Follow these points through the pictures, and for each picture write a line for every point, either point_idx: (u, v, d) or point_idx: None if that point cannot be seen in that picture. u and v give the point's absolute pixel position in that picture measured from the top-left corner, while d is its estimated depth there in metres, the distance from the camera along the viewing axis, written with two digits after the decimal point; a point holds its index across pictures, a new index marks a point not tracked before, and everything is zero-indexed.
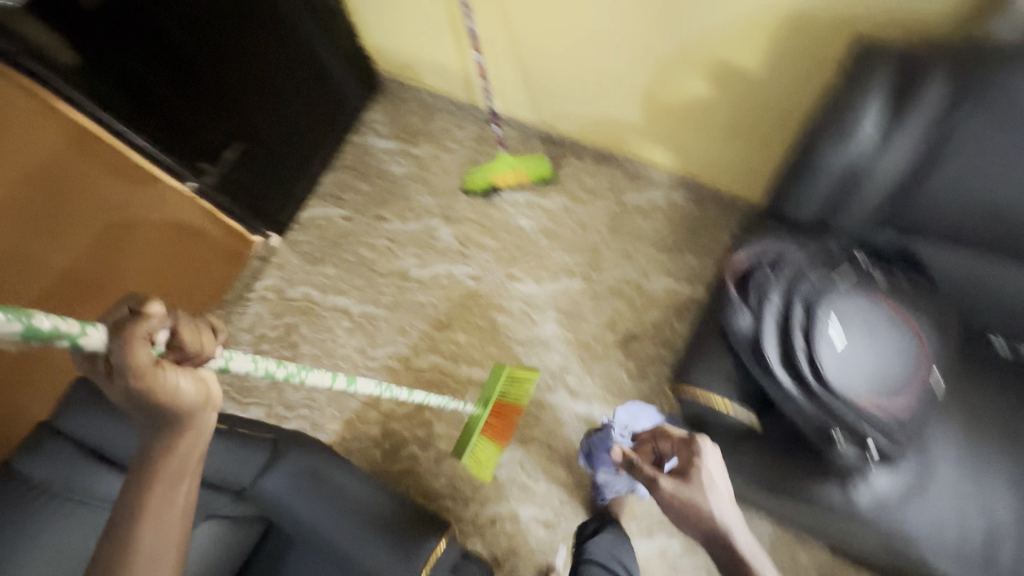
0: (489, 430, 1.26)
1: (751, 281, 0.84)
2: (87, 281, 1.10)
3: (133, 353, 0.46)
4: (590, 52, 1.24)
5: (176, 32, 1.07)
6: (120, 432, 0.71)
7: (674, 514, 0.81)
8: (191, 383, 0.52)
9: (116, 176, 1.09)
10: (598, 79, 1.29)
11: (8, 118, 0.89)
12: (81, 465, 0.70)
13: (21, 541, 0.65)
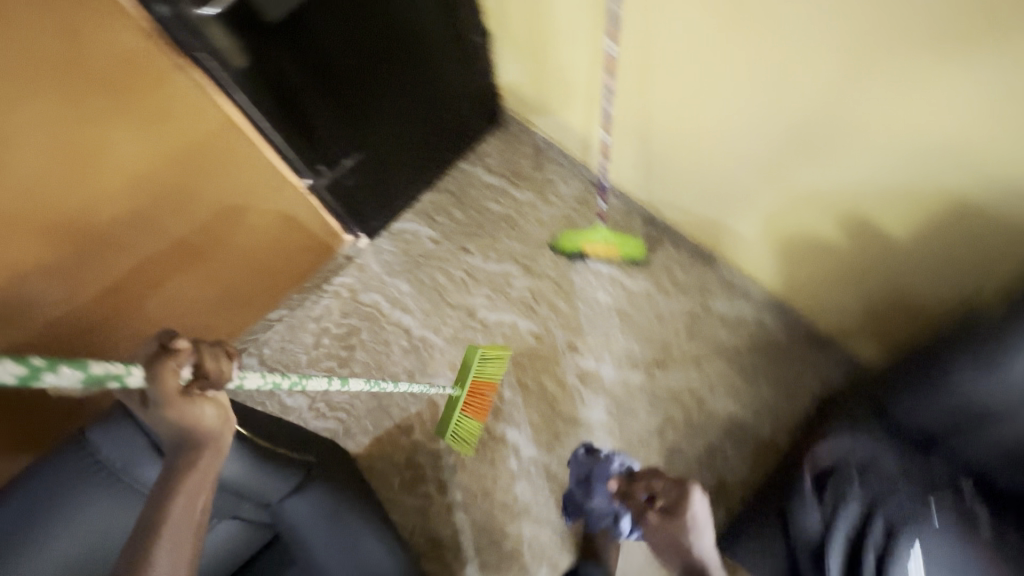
0: (472, 410, 1.33)
1: (831, 483, 0.94)
2: (194, 248, 1.20)
3: (164, 384, 0.57)
4: (722, 158, 1.19)
5: (334, 51, 1.14)
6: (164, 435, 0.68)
7: (662, 542, 0.94)
8: (214, 409, 0.63)
9: (249, 164, 1.17)
10: (722, 184, 1.25)
11: (172, 105, 0.97)
12: (140, 451, 0.71)
13: (77, 506, 0.70)
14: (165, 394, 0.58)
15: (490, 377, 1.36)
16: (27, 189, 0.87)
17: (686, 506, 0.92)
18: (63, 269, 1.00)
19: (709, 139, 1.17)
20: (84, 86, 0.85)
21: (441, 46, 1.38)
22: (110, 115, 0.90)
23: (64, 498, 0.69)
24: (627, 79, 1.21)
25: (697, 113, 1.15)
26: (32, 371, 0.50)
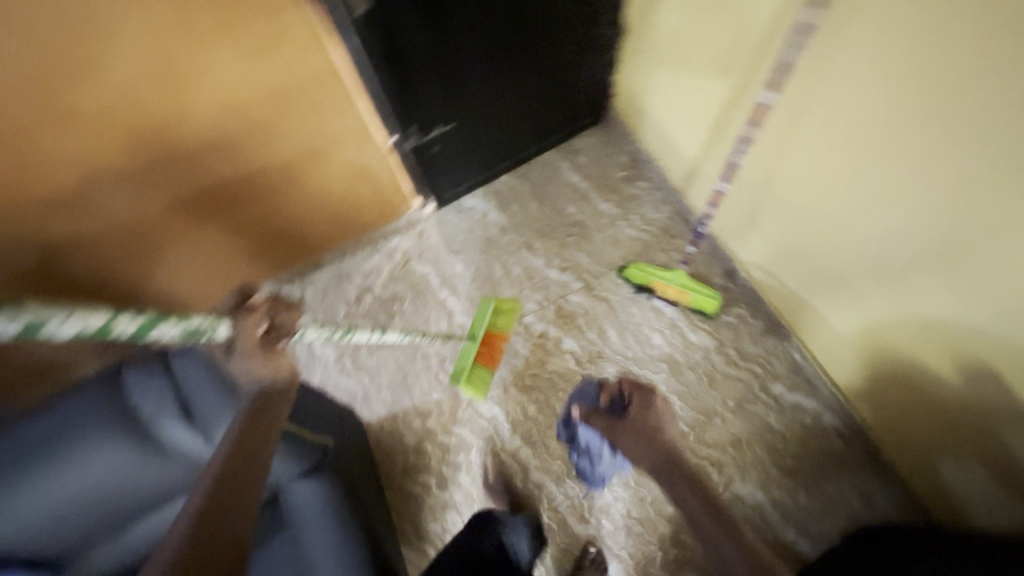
0: (483, 358, 1.36)
1: None
2: (267, 184, 1.17)
3: (248, 336, 0.70)
4: (843, 247, 1.05)
5: (459, 15, 1.05)
6: (213, 399, 0.76)
7: (632, 431, 1.11)
8: (287, 362, 0.76)
9: (341, 114, 1.11)
10: (833, 271, 1.11)
11: (282, 42, 0.90)
12: (168, 405, 0.75)
13: (86, 439, 0.71)
14: (248, 344, 0.70)
15: (504, 326, 1.39)
16: (117, 98, 0.84)
17: (652, 402, 1.15)
18: (138, 180, 0.98)
19: (824, 215, 1.05)
20: (197, 8, 0.78)
21: (570, 31, 1.25)
22: (214, 42, 0.84)
23: (77, 427, 0.72)
24: (769, 131, 1.07)
25: (819, 190, 1.03)
26: (144, 326, 0.62)
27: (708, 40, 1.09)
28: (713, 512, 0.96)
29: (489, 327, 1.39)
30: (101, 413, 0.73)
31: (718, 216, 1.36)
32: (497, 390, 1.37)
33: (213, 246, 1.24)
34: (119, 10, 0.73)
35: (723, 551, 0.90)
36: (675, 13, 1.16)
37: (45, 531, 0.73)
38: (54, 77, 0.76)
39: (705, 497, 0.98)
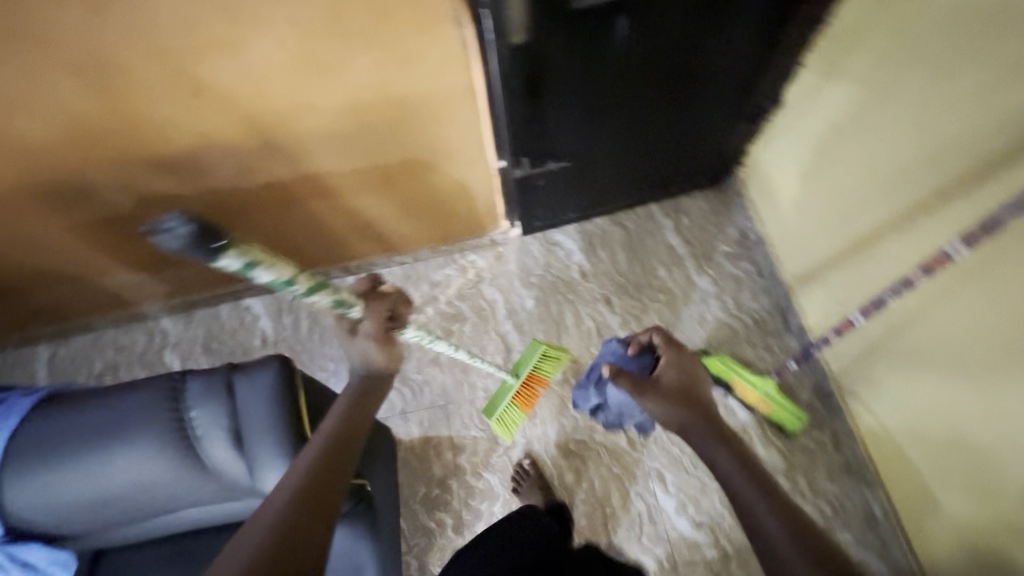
0: (519, 398, 1.25)
1: None
2: (366, 181, 1.11)
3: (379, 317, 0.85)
4: (975, 429, 0.88)
5: (613, 59, 0.95)
6: (270, 440, 0.65)
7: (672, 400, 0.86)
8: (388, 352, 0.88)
9: (462, 133, 1.04)
10: (952, 449, 0.94)
11: (423, 51, 0.82)
12: (219, 434, 0.65)
13: (135, 445, 0.65)
14: (375, 326, 0.85)
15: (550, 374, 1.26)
16: (250, 78, 0.80)
17: (685, 358, 0.92)
18: (246, 152, 0.95)
19: (957, 390, 0.90)
20: (357, 7, 0.73)
21: (722, 91, 1.13)
22: (363, 43, 0.78)
23: (128, 431, 0.65)
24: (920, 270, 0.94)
25: (963, 355, 0.87)
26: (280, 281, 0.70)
27: (886, 148, 0.95)
28: (756, 490, 0.72)
29: (534, 369, 1.26)
30: (148, 422, 0.65)
31: (833, 344, 1.21)
32: (538, 445, 1.28)
33: (296, 224, 1.20)
34: None
35: (771, 532, 0.66)
36: (851, 106, 1.01)
37: (76, 518, 0.69)
38: (198, 45, 0.73)
39: (746, 468, 0.75)
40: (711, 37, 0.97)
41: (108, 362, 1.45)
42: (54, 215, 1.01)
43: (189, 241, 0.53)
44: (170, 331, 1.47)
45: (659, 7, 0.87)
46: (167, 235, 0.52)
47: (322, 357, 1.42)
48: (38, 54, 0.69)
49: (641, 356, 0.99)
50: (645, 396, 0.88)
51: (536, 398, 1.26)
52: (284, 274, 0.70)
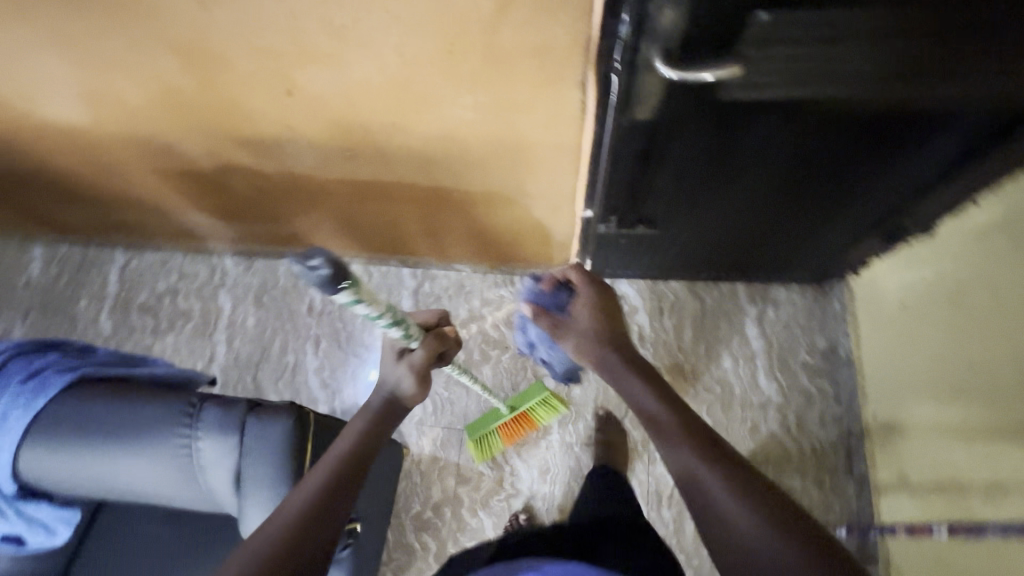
0: (504, 430, 1.26)
1: None
2: (441, 199, 1.04)
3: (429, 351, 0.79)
4: None
5: (746, 152, 0.81)
6: (267, 493, 0.63)
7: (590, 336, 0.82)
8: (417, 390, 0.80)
9: (554, 182, 0.94)
10: None
11: (535, 105, 0.72)
12: (222, 470, 0.64)
13: (141, 454, 0.64)
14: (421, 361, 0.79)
15: (540, 419, 1.27)
16: (346, 91, 0.74)
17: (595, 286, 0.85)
18: (328, 149, 0.91)
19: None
20: (472, 51, 0.64)
21: (861, 203, 0.96)
22: (471, 83, 0.70)
23: (138, 439, 0.64)
24: None
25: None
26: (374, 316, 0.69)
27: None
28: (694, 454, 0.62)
29: (528, 410, 1.26)
30: (155, 443, 0.64)
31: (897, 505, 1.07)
32: (541, 503, 1.23)
33: (364, 216, 1.16)
34: (394, 24, 0.61)
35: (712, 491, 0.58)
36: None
37: (74, 492, 0.70)
38: (299, 53, 0.67)
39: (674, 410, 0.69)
40: (871, 151, 0.81)
41: (170, 286, 1.51)
42: (142, 159, 1.02)
43: (324, 282, 0.59)
44: (229, 271, 1.51)
45: (819, 116, 0.72)
46: (307, 270, 0.59)
47: (359, 342, 1.42)
48: (145, 29, 0.67)
49: (556, 292, 0.86)
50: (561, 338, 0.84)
51: (523, 433, 1.27)
52: (379, 309, 0.68)
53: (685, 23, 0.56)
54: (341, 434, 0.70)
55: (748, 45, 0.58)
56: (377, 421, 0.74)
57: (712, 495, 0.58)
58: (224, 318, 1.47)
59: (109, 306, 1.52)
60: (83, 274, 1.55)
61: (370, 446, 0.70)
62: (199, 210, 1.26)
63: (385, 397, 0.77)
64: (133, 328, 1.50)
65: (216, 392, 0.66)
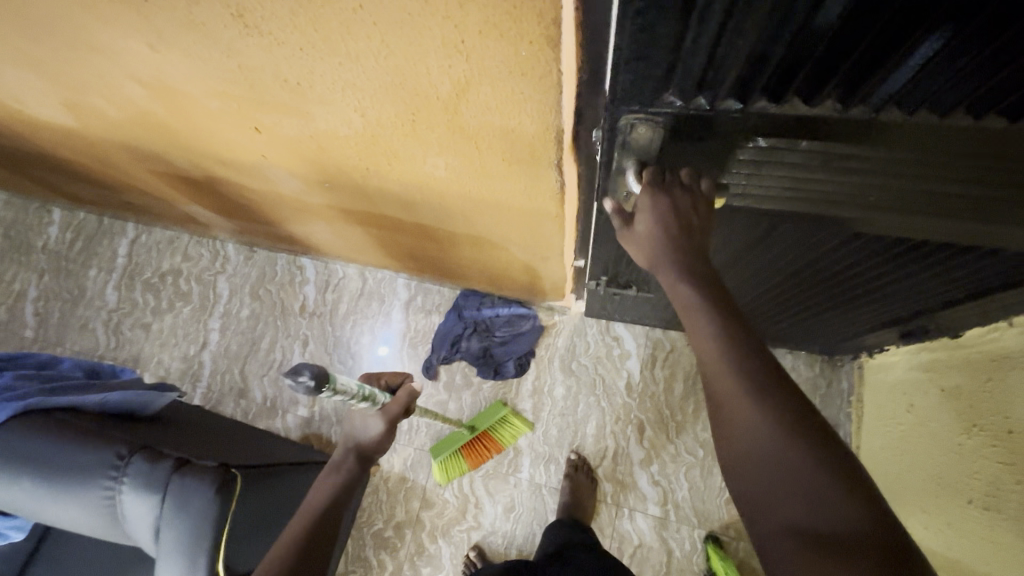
0: (466, 451, 1.24)
1: None
2: (427, 232, 1.00)
3: (395, 406, 0.84)
4: None
5: (746, 248, 0.74)
6: (179, 561, 0.63)
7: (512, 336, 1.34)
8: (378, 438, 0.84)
9: (540, 239, 0.87)
10: None
11: (509, 177, 0.66)
12: (143, 530, 0.64)
13: (65, 503, 0.65)
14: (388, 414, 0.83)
15: (502, 439, 1.26)
16: (313, 136, 0.69)
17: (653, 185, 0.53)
18: (307, 178, 0.87)
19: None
20: (434, 123, 0.58)
21: (880, 300, 0.86)
22: (438, 147, 0.64)
23: (63, 489, 0.65)
24: None
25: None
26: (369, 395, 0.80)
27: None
28: (744, 390, 0.44)
29: (490, 429, 1.25)
30: (78, 494, 0.64)
31: None
32: (499, 541, 1.22)
33: (353, 232, 1.13)
34: (347, 88, 0.55)
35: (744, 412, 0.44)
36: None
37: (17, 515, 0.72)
38: (261, 101, 0.63)
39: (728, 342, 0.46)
40: (885, 263, 0.71)
41: (173, 266, 1.54)
42: (133, 160, 1.01)
43: (312, 391, 0.64)
44: (230, 259, 1.52)
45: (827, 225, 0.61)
46: (296, 381, 0.63)
47: (345, 348, 1.41)
48: (103, 61, 0.63)
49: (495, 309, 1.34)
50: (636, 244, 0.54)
51: (488, 457, 1.26)
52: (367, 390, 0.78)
53: (663, 139, 0.51)
54: (315, 491, 0.80)
55: (738, 167, 0.53)
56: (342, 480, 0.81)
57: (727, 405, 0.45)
58: (220, 305, 1.49)
59: (116, 278, 1.57)
60: (95, 243, 1.60)
61: (337, 508, 0.78)
62: (197, 204, 1.25)
63: (351, 450, 0.83)
64: (137, 303, 1.54)
65: (145, 451, 0.66)
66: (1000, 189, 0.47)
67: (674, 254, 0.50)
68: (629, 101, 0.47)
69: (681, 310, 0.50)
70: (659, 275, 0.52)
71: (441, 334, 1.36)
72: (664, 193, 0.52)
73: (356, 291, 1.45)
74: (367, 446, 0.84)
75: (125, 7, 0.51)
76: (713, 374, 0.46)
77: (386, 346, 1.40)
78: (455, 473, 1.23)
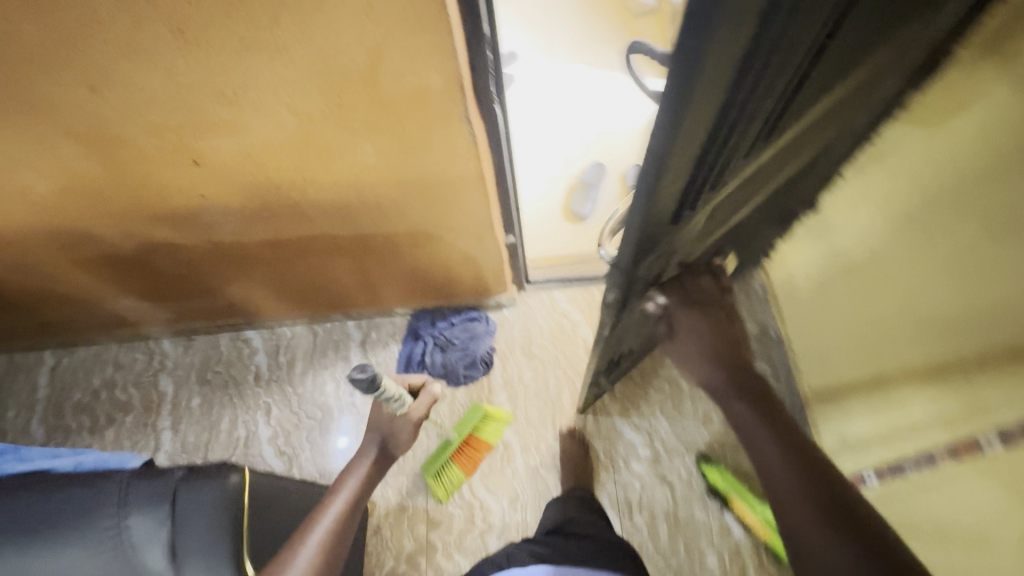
0: (459, 458, 1.26)
1: None
2: (369, 246, 1.09)
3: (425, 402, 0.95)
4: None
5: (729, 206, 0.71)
6: (208, 559, 0.61)
7: (474, 338, 1.39)
8: (408, 434, 0.92)
9: (471, 215, 0.99)
10: None
11: (431, 146, 0.78)
12: (157, 547, 0.62)
13: (63, 548, 0.61)
14: (417, 411, 0.93)
15: (489, 438, 1.29)
16: (250, 154, 0.78)
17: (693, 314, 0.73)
18: (246, 213, 0.93)
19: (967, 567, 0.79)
20: (358, 103, 0.69)
21: (762, 222, 1.03)
22: (365, 131, 0.75)
23: (59, 533, 0.61)
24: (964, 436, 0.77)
25: (969, 530, 0.77)
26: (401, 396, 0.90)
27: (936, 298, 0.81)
28: (821, 521, 0.51)
29: (473, 430, 1.28)
30: (79, 531, 0.61)
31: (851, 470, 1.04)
32: (515, 533, 1.22)
33: (296, 273, 1.19)
34: (279, 86, 0.66)
35: (822, 539, 0.51)
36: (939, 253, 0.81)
37: None
38: (199, 124, 0.71)
39: (801, 467, 0.56)
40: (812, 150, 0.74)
41: (105, 379, 1.46)
42: (57, 250, 1.01)
43: (369, 384, 0.78)
44: (169, 353, 1.48)
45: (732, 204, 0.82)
46: (359, 374, 0.77)
47: (311, 403, 1.39)
48: (39, 121, 0.69)
49: (456, 320, 1.41)
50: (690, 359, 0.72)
51: (479, 458, 1.28)
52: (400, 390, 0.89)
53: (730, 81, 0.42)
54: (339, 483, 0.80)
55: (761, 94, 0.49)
56: (368, 472, 0.83)
57: (806, 533, 0.52)
58: (167, 403, 1.43)
59: (39, 412, 1.44)
60: (9, 382, 1.48)
61: (357, 504, 0.79)
62: (127, 294, 1.24)
63: (379, 443, 0.87)
64: (68, 430, 1.42)
65: (142, 468, 0.66)
66: (822, 131, 0.71)
67: (715, 364, 0.69)
68: (650, 242, 0.61)
69: (744, 435, 0.62)
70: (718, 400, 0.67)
71: (406, 355, 1.39)
72: (699, 311, 0.73)
73: (307, 345, 1.45)
74: (391, 441, 0.89)
75: (71, 49, 0.59)
76: (787, 502, 0.54)
77: (346, 437, 1.36)
78: (452, 484, 1.24)
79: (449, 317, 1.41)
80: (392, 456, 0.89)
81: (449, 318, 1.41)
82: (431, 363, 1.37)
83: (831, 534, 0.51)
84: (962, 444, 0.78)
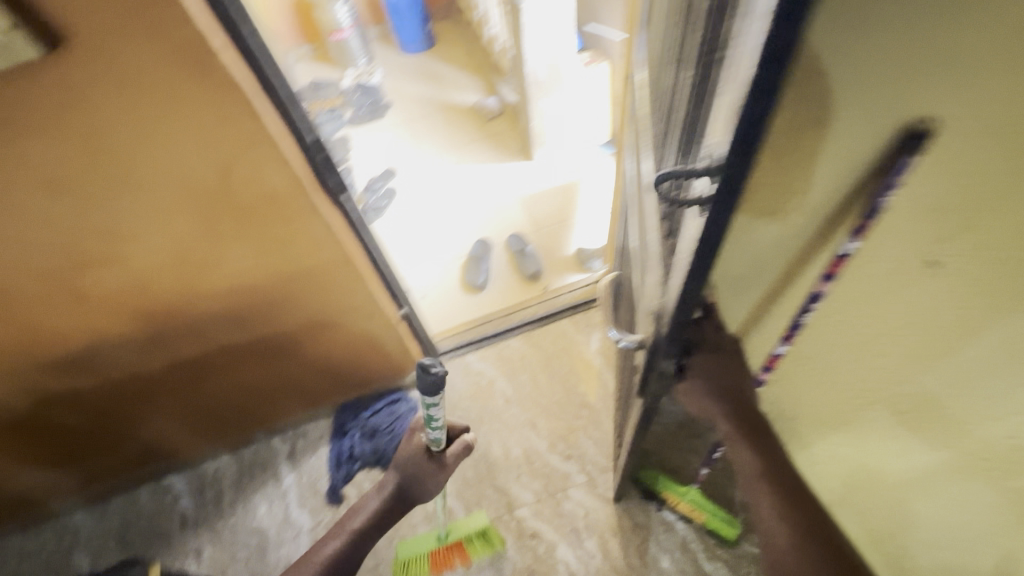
0: (435, 558, 1.19)
1: None
2: (274, 347, 1.17)
3: (460, 449, 0.99)
4: None
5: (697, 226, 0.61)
6: None
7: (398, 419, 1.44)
8: (430, 484, 1.02)
9: (355, 295, 1.12)
10: None
11: (296, 239, 0.93)
12: None
13: None
14: (451, 458, 0.99)
15: (473, 551, 1.21)
16: (133, 282, 0.88)
17: (724, 375, 0.81)
18: (140, 341, 1.00)
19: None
20: (221, 216, 0.83)
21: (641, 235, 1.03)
22: (235, 239, 0.88)
23: None
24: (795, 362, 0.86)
25: None
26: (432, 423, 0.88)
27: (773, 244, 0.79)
28: (795, 530, 0.74)
29: (465, 541, 1.21)
30: None
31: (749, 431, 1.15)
32: None
33: (210, 394, 1.23)
34: (148, 215, 0.78)
35: (787, 538, 0.74)
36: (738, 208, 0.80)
37: None
38: (81, 263, 0.81)
39: (788, 494, 0.77)
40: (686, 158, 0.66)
41: (7, 574, 1.34)
42: None
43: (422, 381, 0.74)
44: (83, 525, 1.39)
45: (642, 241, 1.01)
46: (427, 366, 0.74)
47: (244, 531, 1.35)
48: None
49: (380, 407, 1.46)
50: (712, 412, 0.85)
51: (451, 564, 1.21)
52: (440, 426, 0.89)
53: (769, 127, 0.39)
54: (341, 527, 1.04)
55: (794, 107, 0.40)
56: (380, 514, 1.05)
57: (779, 536, 0.75)
58: None
59: None
60: None
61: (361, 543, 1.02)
62: (30, 464, 1.21)
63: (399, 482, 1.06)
64: None
65: None
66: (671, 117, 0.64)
67: (739, 419, 0.81)
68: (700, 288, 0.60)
69: (750, 467, 0.80)
70: (732, 441, 0.83)
71: (337, 453, 1.41)
72: (725, 367, 0.81)
73: (234, 473, 1.43)
74: (415, 485, 1.03)
75: None
76: (772, 514, 0.77)
77: None
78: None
79: (378, 404, 1.46)
80: (409, 500, 1.05)
81: (370, 406, 1.46)
82: (366, 452, 1.39)
83: (795, 536, 0.73)
84: (771, 358, 0.80)
